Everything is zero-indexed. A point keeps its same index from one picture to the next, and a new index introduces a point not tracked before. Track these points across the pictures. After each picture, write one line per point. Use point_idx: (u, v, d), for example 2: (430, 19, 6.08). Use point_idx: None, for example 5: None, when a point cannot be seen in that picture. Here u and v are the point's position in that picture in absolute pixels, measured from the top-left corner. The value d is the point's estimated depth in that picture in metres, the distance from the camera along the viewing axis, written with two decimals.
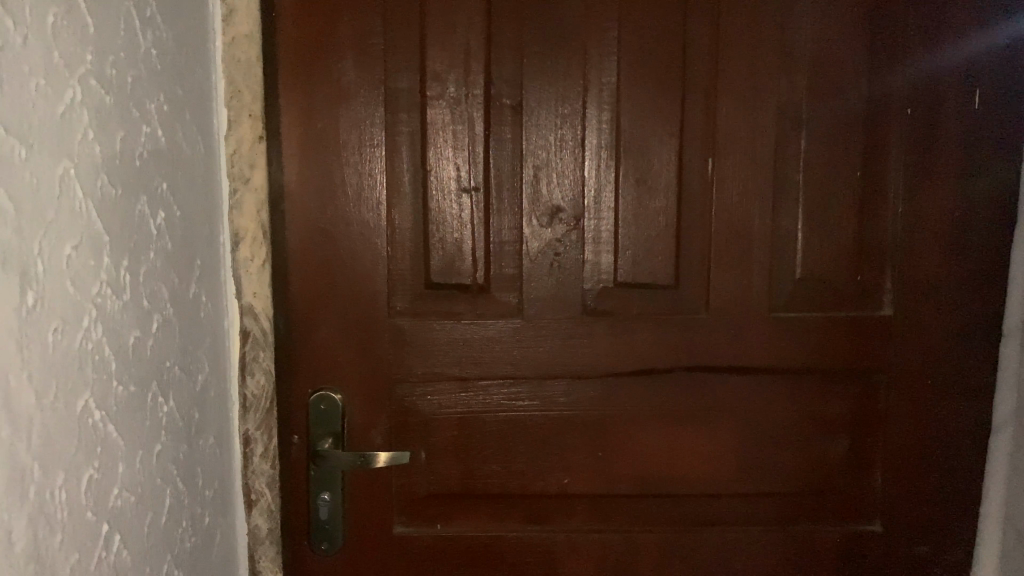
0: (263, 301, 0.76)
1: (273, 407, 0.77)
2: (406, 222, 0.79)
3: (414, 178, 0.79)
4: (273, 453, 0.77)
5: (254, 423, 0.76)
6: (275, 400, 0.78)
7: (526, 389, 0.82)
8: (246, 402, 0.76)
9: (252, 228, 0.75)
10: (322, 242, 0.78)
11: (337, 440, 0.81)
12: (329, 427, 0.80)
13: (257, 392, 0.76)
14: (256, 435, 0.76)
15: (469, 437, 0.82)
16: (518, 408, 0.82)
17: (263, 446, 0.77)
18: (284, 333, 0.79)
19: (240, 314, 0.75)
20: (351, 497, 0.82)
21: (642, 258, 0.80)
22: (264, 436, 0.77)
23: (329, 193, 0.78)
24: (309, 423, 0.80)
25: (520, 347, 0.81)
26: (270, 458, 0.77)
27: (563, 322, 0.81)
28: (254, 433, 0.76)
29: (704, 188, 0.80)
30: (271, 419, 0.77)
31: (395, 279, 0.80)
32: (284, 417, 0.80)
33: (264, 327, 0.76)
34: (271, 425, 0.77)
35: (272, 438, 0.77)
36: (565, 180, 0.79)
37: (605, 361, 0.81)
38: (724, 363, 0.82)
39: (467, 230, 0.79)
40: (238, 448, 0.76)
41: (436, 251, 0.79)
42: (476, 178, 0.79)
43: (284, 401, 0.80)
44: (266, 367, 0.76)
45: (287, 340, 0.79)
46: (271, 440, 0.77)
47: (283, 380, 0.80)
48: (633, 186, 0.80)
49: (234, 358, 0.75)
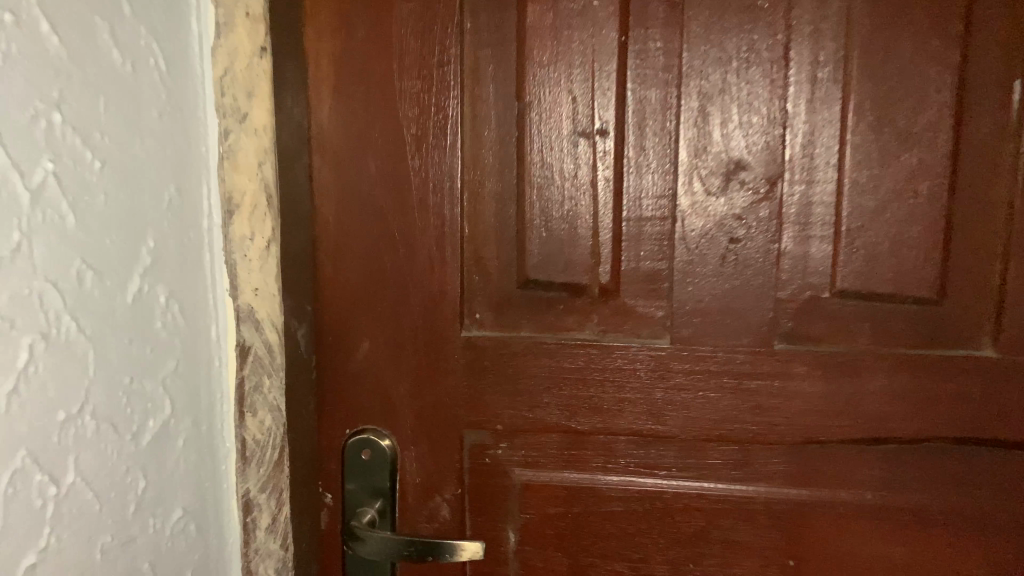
0: (270, 305, 0.50)
1: (287, 458, 0.53)
2: (493, 186, 0.51)
3: (505, 118, 0.50)
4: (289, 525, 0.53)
5: (258, 483, 0.51)
6: (293, 449, 0.53)
7: (666, 451, 0.52)
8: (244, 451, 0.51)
9: (251, 191, 0.48)
10: (364, 214, 0.51)
11: (381, 507, 0.54)
12: (371, 483, 0.55)
13: (259, 438, 0.51)
14: (260, 501, 0.51)
15: (579, 518, 0.54)
16: (652, 479, 0.53)
17: (269, 517, 0.52)
18: (304, 354, 0.53)
19: (237, 322, 0.50)
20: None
21: (877, 252, 0.48)
22: (271, 502, 0.52)
23: (374, 139, 0.51)
24: (343, 475, 0.55)
25: (664, 389, 0.51)
26: (280, 533, 0.53)
27: (737, 353, 0.50)
28: (257, 497, 0.51)
29: (999, 136, 0.46)
30: (283, 476, 0.52)
31: (475, 274, 0.52)
32: (307, 474, 0.54)
33: (269, 343, 0.50)
34: (283, 486, 0.52)
35: (287, 503, 0.53)
36: (751, 119, 0.48)
37: (805, 420, 0.50)
38: (1014, 437, 0.49)
39: (586, 200, 0.50)
40: (235, 516, 0.52)
41: (534, 232, 0.51)
42: (603, 117, 0.49)
43: (303, 451, 0.54)
44: (274, 404, 0.51)
45: (313, 363, 0.54)
46: (281, 506, 0.53)
47: (306, 421, 0.54)
48: (869, 131, 0.47)
49: (229, 387, 0.50)
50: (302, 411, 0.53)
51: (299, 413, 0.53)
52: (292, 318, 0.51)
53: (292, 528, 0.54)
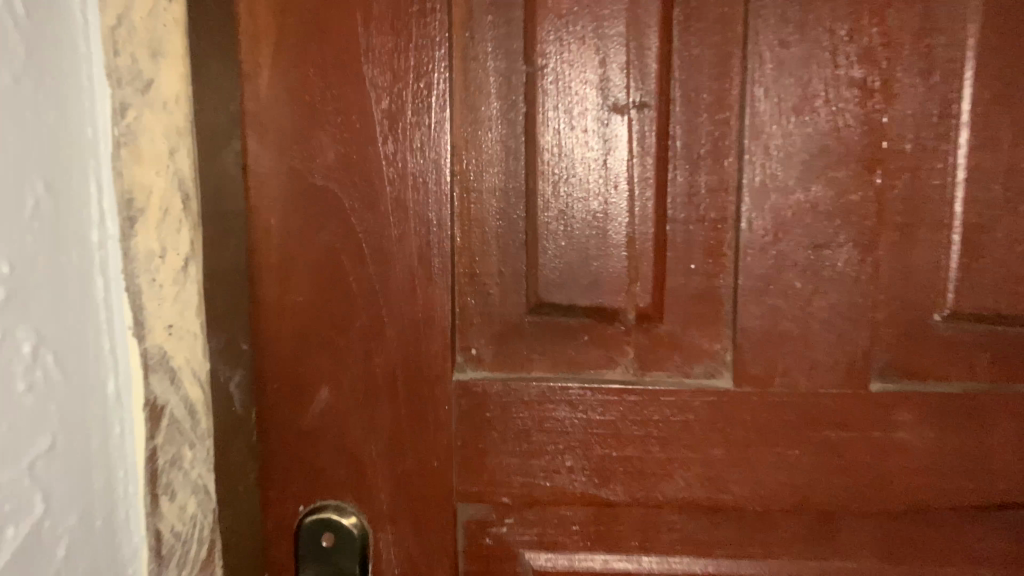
0: (189, 347, 0.36)
1: (217, 553, 0.38)
2: (494, 177, 0.38)
3: (509, 88, 0.38)
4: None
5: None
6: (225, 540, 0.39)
7: (723, 525, 0.40)
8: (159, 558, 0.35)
9: (160, 191, 0.34)
10: (319, 220, 0.38)
11: None
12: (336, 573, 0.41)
13: (178, 532, 0.36)
14: None
15: None
16: (707, 562, 0.40)
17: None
18: (240, 411, 0.39)
19: (147, 377, 0.34)
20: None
21: (999, 262, 0.37)
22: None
23: (330, 117, 0.37)
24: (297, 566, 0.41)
25: (725, 444, 0.39)
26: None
27: (822, 396, 0.38)
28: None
29: None
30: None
31: (468, 297, 0.40)
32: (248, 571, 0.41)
33: (190, 399, 0.36)
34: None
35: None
36: (840, 86, 0.36)
37: (909, 482, 0.38)
38: None
39: (620, 197, 0.38)
40: None
41: (547, 240, 0.38)
42: (644, 83, 0.37)
43: (237, 540, 0.40)
44: (197, 480, 0.37)
45: (251, 424, 0.40)
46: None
47: (242, 500, 0.40)
48: (988, 104, 0.36)
49: (138, 471, 0.35)
50: (234, 487, 0.39)
51: (232, 489, 0.39)
52: (220, 362, 0.38)
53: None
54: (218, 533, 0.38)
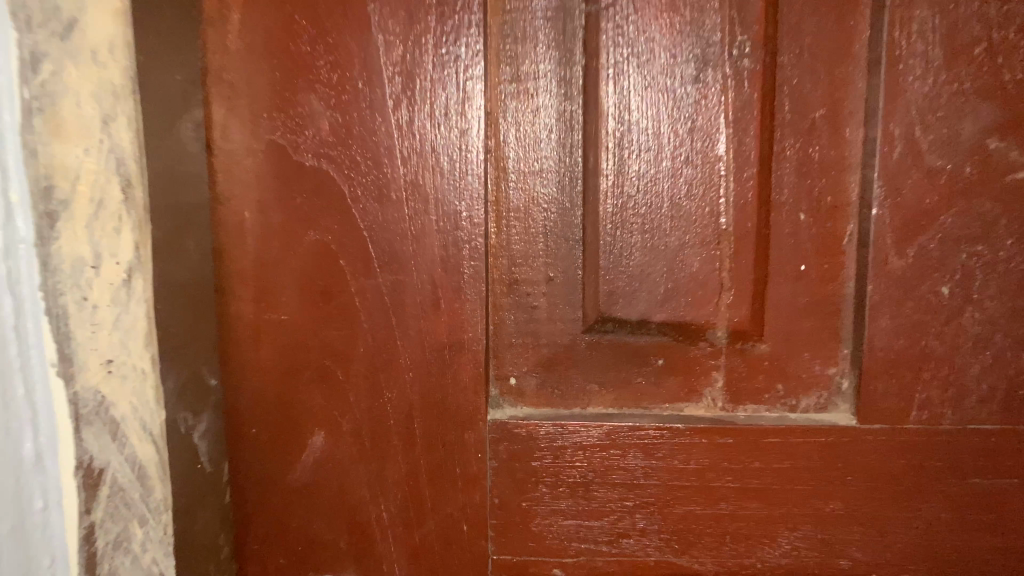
0: (135, 391, 0.26)
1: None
2: (541, 154, 0.29)
3: (564, 35, 0.28)
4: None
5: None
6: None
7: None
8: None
9: (91, 177, 0.23)
10: (310, 213, 0.29)
11: None
12: None
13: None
14: None
15: None
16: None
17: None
18: (208, 471, 0.29)
19: (81, 440, 0.24)
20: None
21: None
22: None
23: (324, 75, 0.28)
24: None
25: (845, 498, 0.30)
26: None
27: (972, 434, 0.29)
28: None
29: None
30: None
31: (505, 312, 0.30)
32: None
33: (140, 461, 0.26)
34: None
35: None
36: (1010, 29, 0.27)
37: None
38: None
39: (709, 179, 0.29)
40: None
41: (608, 236, 0.29)
42: (747, 27, 0.28)
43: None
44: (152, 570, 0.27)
45: (224, 482, 0.30)
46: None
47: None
48: None
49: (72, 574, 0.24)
50: (204, 568, 0.29)
51: (201, 573, 0.29)
52: (181, 409, 0.27)
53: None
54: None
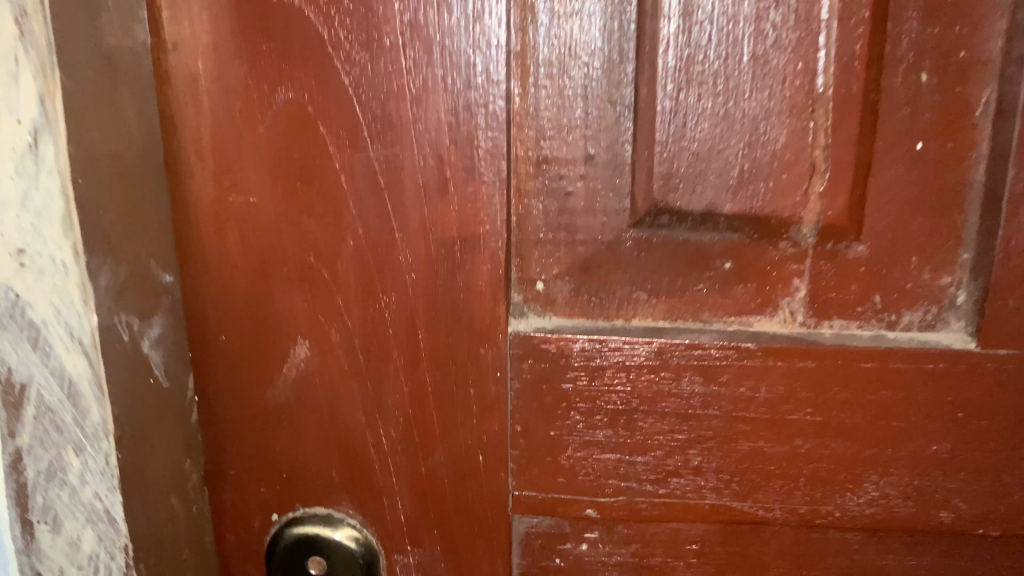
0: (56, 290, 0.20)
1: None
2: None
3: None
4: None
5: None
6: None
7: (925, 551, 0.26)
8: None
9: None
10: (283, 67, 0.22)
11: None
12: None
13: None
14: None
15: None
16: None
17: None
18: (166, 387, 0.24)
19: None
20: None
21: None
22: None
23: None
24: None
25: (955, 438, 0.24)
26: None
27: None
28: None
29: None
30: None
31: (532, 199, 0.24)
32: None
33: (70, 375, 0.21)
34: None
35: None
36: None
37: None
38: None
39: (805, 24, 0.22)
40: None
41: (668, 99, 0.23)
42: None
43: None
44: (93, 505, 0.22)
45: (189, 401, 0.25)
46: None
47: (184, 519, 0.25)
48: None
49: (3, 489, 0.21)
50: (168, 501, 0.24)
51: (163, 508, 0.24)
52: (122, 313, 0.22)
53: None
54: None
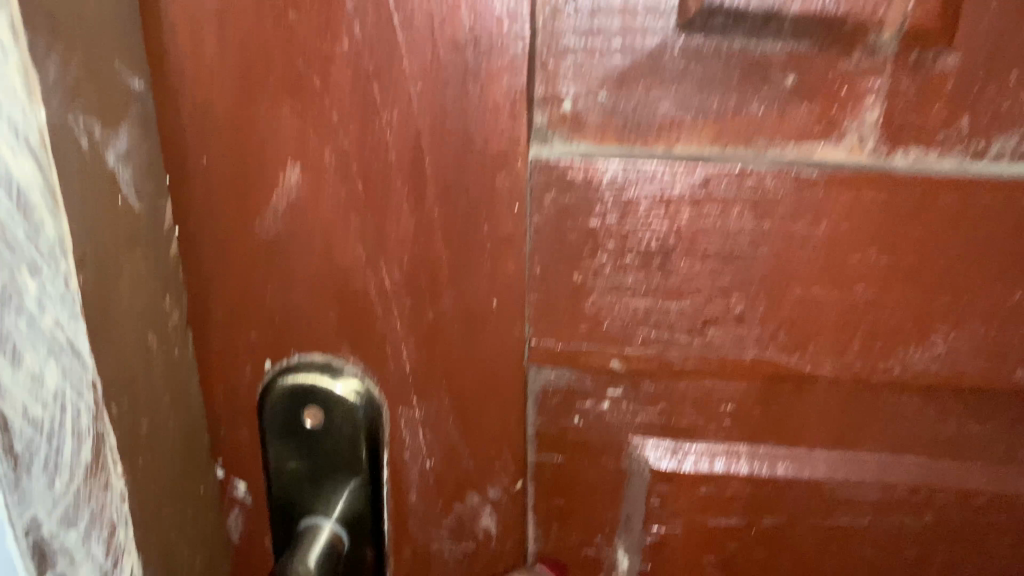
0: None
1: (115, 461, 0.21)
2: None
3: None
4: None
5: (63, 534, 0.20)
6: (132, 430, 0.22)
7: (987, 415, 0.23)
8: (12, 467, 0.19)
9: None
10: None
11: (364, 510, 0.26)
12: (331, 468, 0.25)
13: (35, 425, 0.19)
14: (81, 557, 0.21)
15: (774, 542, 0.26)
16: (944, 466, 0.24)
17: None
18: (138, 210, 0.21)
19: None
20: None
21: None
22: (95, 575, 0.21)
23: None
24: (268, 452, 0.25)
25: None
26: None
27: None
28: (69, 568, 0.21)
29: None
30: (114, 505, 0.21)
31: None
32: (186, 473, 0.25)
33: (22, 185, 0.17)
34: (117, 524, 0.21)
35: (138, 561, 0.22)
36: None
37: None
38: None
39: None
40: None
41: None
42: None
43: (162, 424, 0.23)
44: (55, 337, 0.19)
45: (168, 233, 0.22)
46: (120, 569, 0.21)
47: (162, 361, 0.23)
48: None
49: None
50: (144, 338, 0.22)
51: (137, 345, 0.22)
52: (80, 115, 0.19)
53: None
54: (115, 423, 0.21)
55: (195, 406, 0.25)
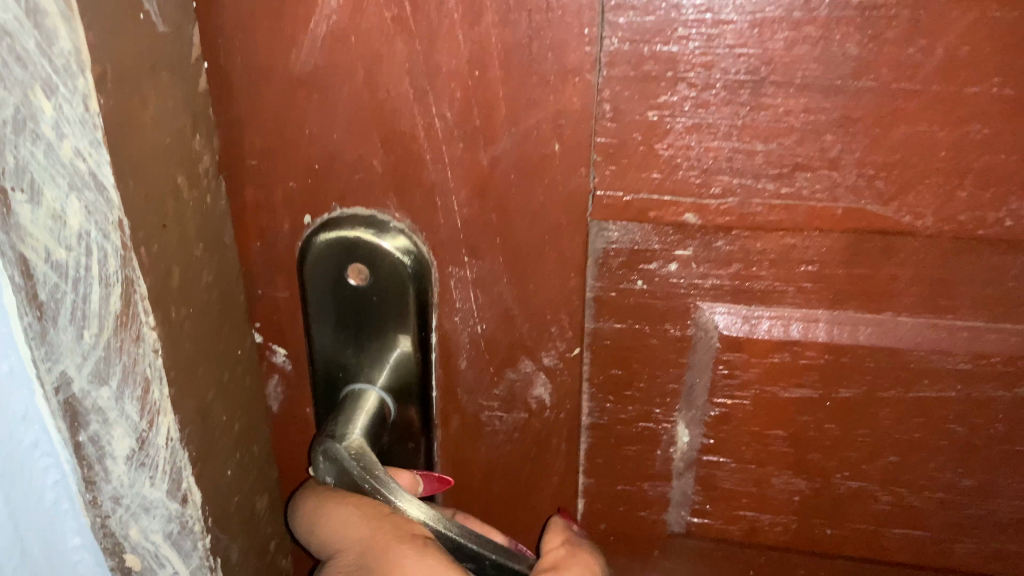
0: None
1: (147, 311, 0.18)
2: None
3: None
4: (194, 465, 0.21)
5: (95, 392, 0.19)
6: (165, 277, 0.19)
7: None
8: (37, 316, 0.19)
9: None
10: None
11: (411, 376, 0.24)
12: (378, 330, 0.23)
13: (58, 270, 0.18)
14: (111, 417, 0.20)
15: (849, 416, 0.24)
16: None
17: (134, 476, 0.21)
18: (162, 31, 0.18)
19: None
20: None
21: None
22: (129, 436, 0.20)
23: None
24: (310, 313, 0.24)
25: None
26: (180, 486, 0.21)
27: None
28: (102, 428, 0.20)
29: None
30: (149, 360, 0.19)
31: None
32: (223, 333, 0.23)
33: None
34: (152, 382, 0.19)
35: (177, 422, 0.20)
36: None
37: None
38: None
39: None
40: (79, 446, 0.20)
41: None
42: None
43: (196, 274, 0.21)
44: (75, 167, 0.16)
45: (192, 63, 0.20)
46: (157, 430, 0.20)
47: (195, 205, 0.20)
48: None
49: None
50: (174, 177, 0.19)
51: (169, 183, 0.19)
52: None
53: (200, 478, 0.21)
54: (149, 270, 0.18)
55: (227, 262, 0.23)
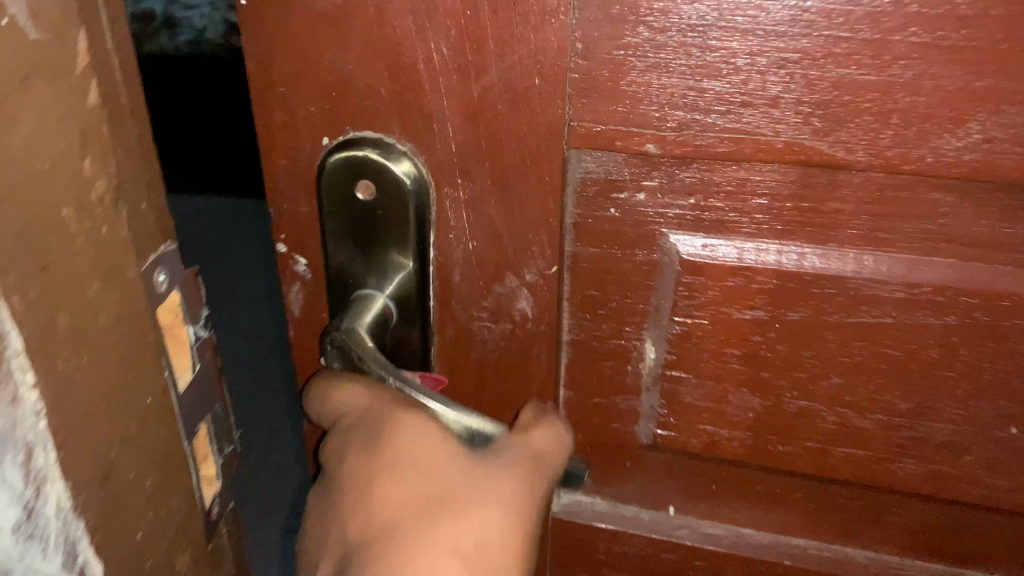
0: None
1: (24, 368, 0.16)
2: None
3: None
4: (91, 534, 0.19)
5: None
6: (48, 323, 0.16)
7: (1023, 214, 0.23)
8: None
9: None
10: None
11: (411, 285, 0.28)
12: (382, 241, 0.27)
13: None
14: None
15: (797, 338, 0.26)
16: (974, 268, 0.24)
17: (22, 551, 0.17)
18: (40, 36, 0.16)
19: None
20: (388, 464, 0.25)
21: None
22: (14, 508, 0.16)
23: None
24: (325, 224, 0.27)
25: None
26: (76, 558, 0.18)
27: None
28: None
29: None
30: (29, 423, 0.16)
31: None
32: (127, 374, 0.20)
33: None
34: (36, 446, 0.17)
35: (65, 489, 0.17)
36: None
37: None
38: None
39: None
40: None
41: None
42: None
43: (91, 316, 0.18)
44: None
45: (82, 75, 0.17)
46: (44, 499, 0.17)
47: (85, 240, 0.18)
48: None
49: None
50: (58, 210, 0.17)
51: (50, 213, 0.16)
52: None
53: (99, 546, 0.19)
54: (23, 321, 0.16)
55: (153, 280, 0.21)
